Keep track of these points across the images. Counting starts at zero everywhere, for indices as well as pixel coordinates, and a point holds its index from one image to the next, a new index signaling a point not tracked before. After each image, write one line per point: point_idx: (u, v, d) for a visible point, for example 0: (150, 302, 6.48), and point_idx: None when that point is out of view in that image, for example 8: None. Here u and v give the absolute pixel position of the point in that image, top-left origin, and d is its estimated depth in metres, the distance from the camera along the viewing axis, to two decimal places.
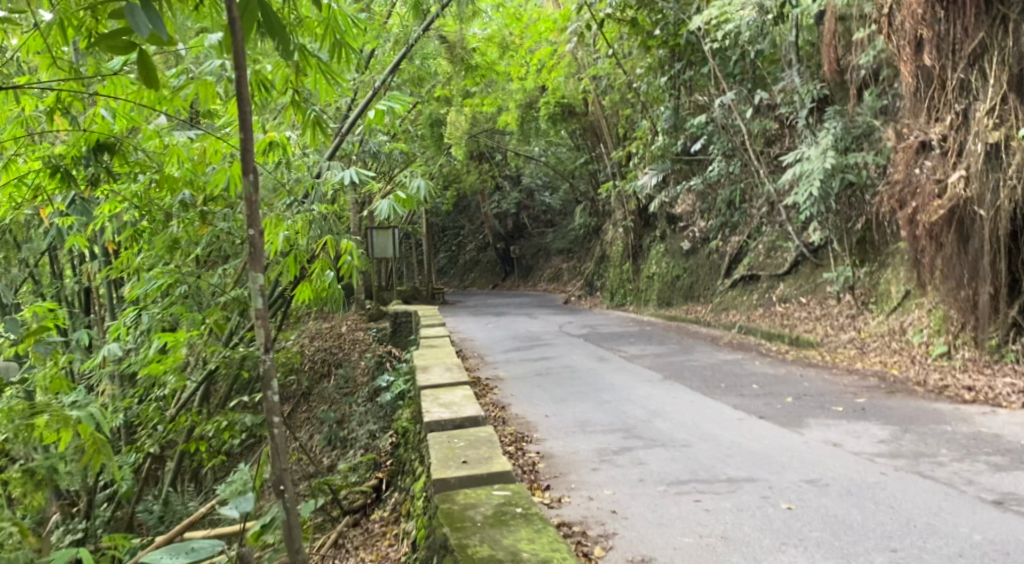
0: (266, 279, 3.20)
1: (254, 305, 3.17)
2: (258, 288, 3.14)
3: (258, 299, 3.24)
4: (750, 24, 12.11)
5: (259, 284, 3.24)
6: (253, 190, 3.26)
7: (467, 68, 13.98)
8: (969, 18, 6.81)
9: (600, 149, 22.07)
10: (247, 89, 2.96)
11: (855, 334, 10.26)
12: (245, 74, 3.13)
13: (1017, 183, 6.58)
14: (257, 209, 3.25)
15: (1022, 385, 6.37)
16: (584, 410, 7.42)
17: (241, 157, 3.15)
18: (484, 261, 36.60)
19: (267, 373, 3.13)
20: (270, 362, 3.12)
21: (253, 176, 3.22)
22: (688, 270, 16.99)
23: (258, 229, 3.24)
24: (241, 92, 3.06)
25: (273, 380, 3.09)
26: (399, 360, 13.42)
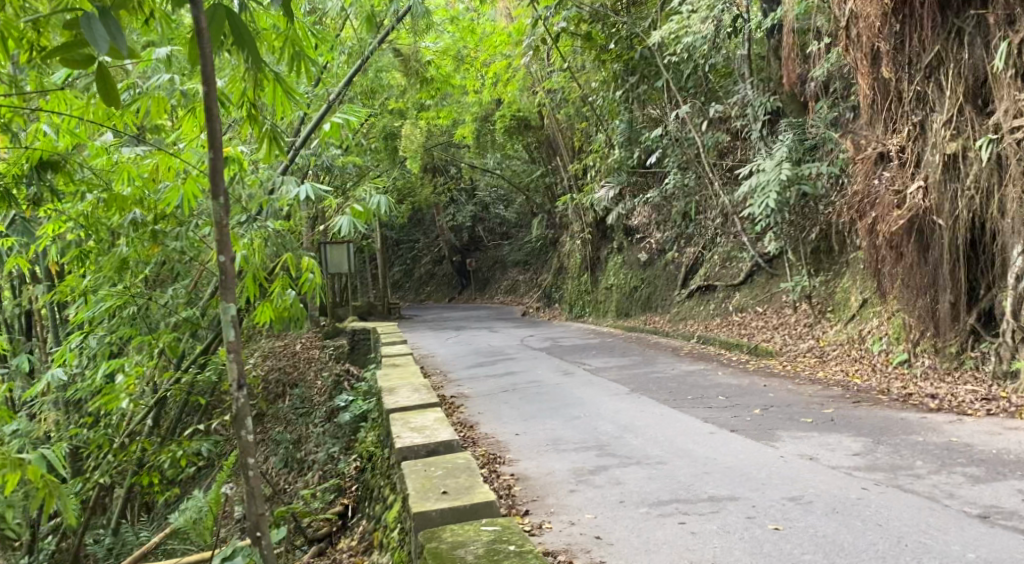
0: (238, 311, 3.25)
1: (226, 339, 3.21)
2: (232, 322, 3.20)
3: (229, 331, 3.27)
4: (705, 38, 12.32)
5: (231, 315, 3.28)
6: (222, 212, 3.25)
7: (423, 82, 13.83)
8: (925, 31, 6.96)
9: (556, 162, 22.11)
10: (216, 105, 3.03)
11: (814, 342, 10.39)
12: (213, 88, 3.10)
13: (975, 193, 6.68)
14: (226, 233, 3.22)
15: (984, 392, 6.48)
16: (554, 428, 7.30)
17: (209, 178, 3.18)
18: (440, 274, 36.30)
19: (240, 412, 3.28)
20: (242, 400, 3.26)
21: (223, 199, 3.22)
22: (646, 281, 17.10)
23: (229, 255, 3.21)
24: (210, 107, 3.10)
25: (246, 419, 3.26)
26: (357, 379, 13.09)
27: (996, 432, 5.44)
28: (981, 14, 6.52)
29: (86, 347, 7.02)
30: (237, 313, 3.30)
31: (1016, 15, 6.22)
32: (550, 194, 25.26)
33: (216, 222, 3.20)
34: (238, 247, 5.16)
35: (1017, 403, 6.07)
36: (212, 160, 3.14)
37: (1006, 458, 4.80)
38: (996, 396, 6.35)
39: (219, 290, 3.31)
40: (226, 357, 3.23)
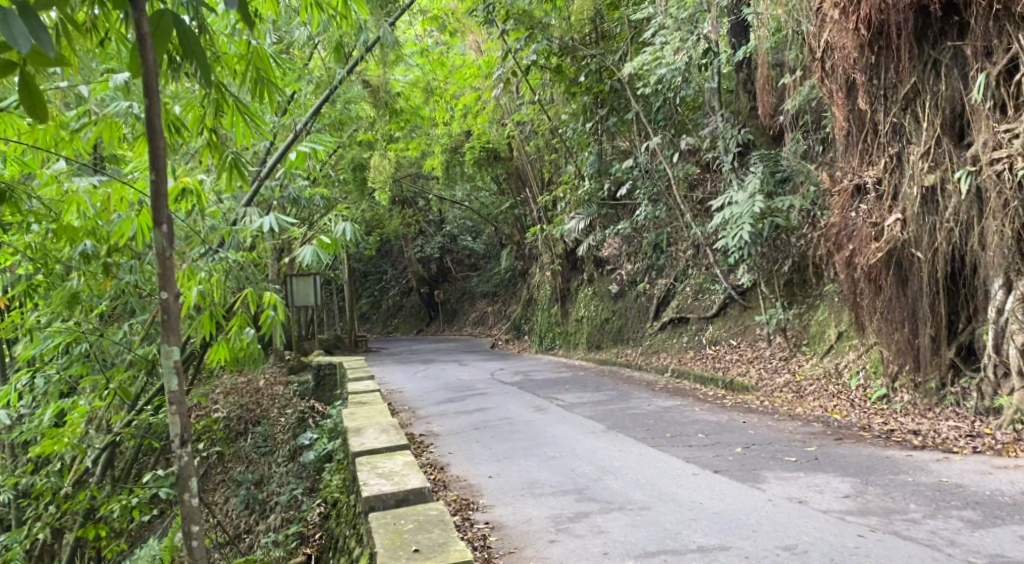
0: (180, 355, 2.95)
1: (166, 388, 2.99)
2: (174, 367, 2.95)
3: (172, 380, 3.03)
4: (676, 70, 12.34)
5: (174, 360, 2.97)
6: (166, 241, 2.92)
7: (391, 113, 13.70)
8: (901, 62, 6.93)
9: (526, 193, 21.98)
10: (158, 121, 2.74)
11: (790, 376, 10.25)
12: (157, 102, 2.80)
13: (954, 226, 6.62)
14: (169, 264, 2.95)
15: (967, 429, 6.35)
16: (530, 469, 6.98)
17: (152, 205, 2.87)
18: (408, 306, 35.78)
19: (183, 469, 3.07)
20: (186, 457, 3.08)
21: (166, 227, 2.93)
22: (618, 313, 16.76)
23: (171, 291, 2.93)
24: (153, 123, 2.82)
25: (190, 477, 3.07)
26: (322, 417, 12.61)
27: (987, 472, 5.27)
28: (958, 46, 6.50)
29: (34, 387, 6.59)
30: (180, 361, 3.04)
31: (993, 47, 6.20)
32: (519, 225, 25.09)
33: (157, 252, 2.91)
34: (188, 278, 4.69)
35: (1002, 439, 5.92)
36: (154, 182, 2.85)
37: (1002, 500, 4.61)
38: (980, 433, 6.21)
39: (160, 333, 2.99)
40: (169, 408, 3.02)
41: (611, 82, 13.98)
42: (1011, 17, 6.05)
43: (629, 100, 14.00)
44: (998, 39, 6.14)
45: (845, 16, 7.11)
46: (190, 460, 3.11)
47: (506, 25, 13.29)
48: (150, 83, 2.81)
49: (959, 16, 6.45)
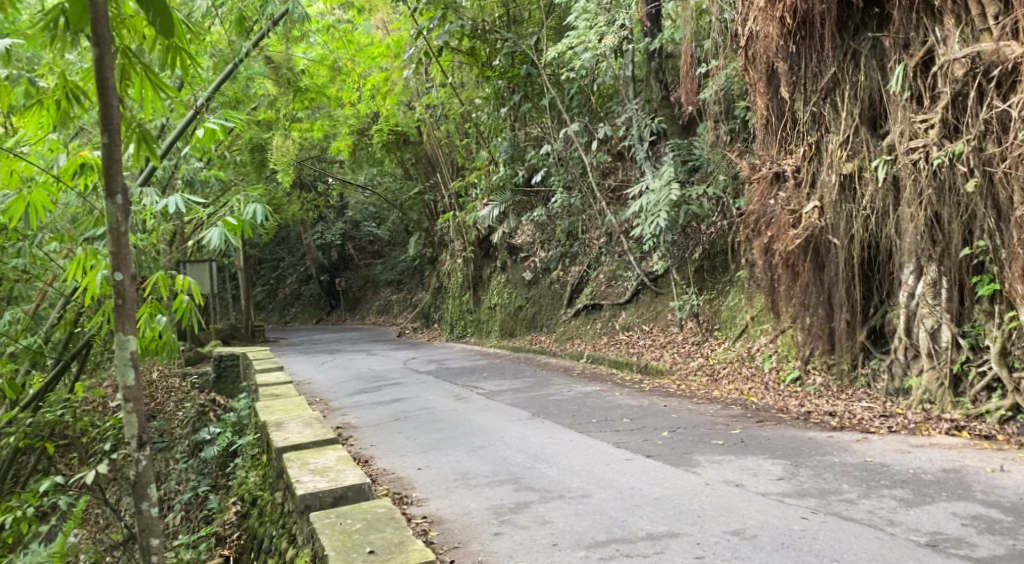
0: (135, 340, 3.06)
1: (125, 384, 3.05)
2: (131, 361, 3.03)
3: (128, 373, 3.12)
4: (596, 56, 12.28)
5: (130, 346, 3.08)
6: (117, 208, 3.03)
7: (297, 91, 13.08)
8: (823, 51, 7.25)
9: (436, 179, 21.57)
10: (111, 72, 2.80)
11: (704, 360, 10.54)
12: (105, 55, 2.88)
13: (870, 214, 7.01)
14: (123, 243, 3.04)
15: (879, 410, 6.71)
16: (460, 459, 6.81)
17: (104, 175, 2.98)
18: (308, 294, 34.52)
19: (142, 469, 3.18)
20: (145, 461, 3.20)
21: (119, 197, 3.02)
22: (531, 300, 16.72)
23: (127, 273, 3.04)
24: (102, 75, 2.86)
25: (147, 476, 3.18)
26: (225, 409, 11.93)
27: (905, 451, 5.56)
28: (877, 37, 6.85)
29: None
30: (136, 353, 3.13)
31: (911, 39, 6.54)
32: (428, 211, 24.66)
33: (111, 227, 3.00)
34: (88, 250, 4.09)
35: (913, 419, 6.29)
36: (105, 144, 2.91)
37: (926, 477, 4.86)
38: (892, 413, 6.59)
39: (115, 317, 3.07)
40: (126, 406, 3.09)
41: (526, 67, 13.79)
42: (927, 11, 6.39)
43: (544, 85, 13.93)
44: (917, 31, 6.48)
45: (772, 3, 7.29)
46: (147, 465, 3.22)
47: (419, 3, 12.87)
48: (101, 32, 2.90)
49: (880, 9, 6.82)
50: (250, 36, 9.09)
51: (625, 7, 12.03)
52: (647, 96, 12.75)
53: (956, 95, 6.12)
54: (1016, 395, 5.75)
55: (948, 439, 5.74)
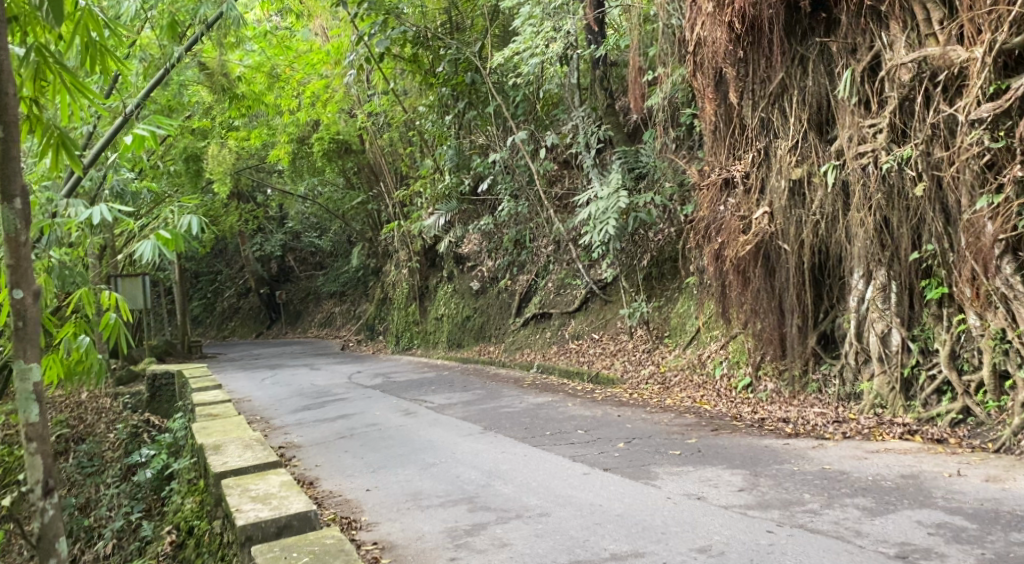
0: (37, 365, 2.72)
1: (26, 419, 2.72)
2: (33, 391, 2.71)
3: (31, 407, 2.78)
4: (542, 63, 12.18)
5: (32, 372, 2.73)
6: (15, 215, 2.70)
7: (233, 98, 12.65)
8: (772, 56, 7.27)
9: (379, 188, 21.15)
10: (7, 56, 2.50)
11: (655, 368, 10.47)
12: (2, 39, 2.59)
13: (819, 219, 7.06)
14: (22, 254, 2.70)
15: (832, 415, 6.72)
16: (410, 478, 6.50)
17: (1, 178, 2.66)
18: (246, 307, 33.47)
19: (47, 518, 2.84)
20: (52, 511, 2.85)
21: (18, 201, 2.69)
22: (478, 310, 16.45)
23: (28, 290, 2.70)
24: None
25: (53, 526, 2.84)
26: (159, 430, 11.33)
27: (862, 457, 5.54)
28: (824, 42, 6.90)
29: None
30: (39, 382, 2.81)
31: (858, 44, 6.60)
32: (371, 221, 24.18)
33: (10, 237, 2.66)
34: None
35: (866, 424, 6.34)
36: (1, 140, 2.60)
37: (886, 485, 4.83)
38: (845, 418, 6.63)
39: (15, 342, 2.72)
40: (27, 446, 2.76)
41: (471, 74, 13.60)
42: (874, 16, 6.44)
43: (489, 93, 13.75)
44: (863, 36, 6.54)
45: (721, 8, 7.30)
46: (55, 515, 2.88)
47: (359, 8, 12.53)
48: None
49: (827, 13, 6.84)
50: (183, 40, 8.84)
51: (571, 12, 11.86)
52: (592, 104, 12.57)
53: (903, 100, 6.17)
54: (966, 398, 5.83)
55: (903, 444, 5.76)
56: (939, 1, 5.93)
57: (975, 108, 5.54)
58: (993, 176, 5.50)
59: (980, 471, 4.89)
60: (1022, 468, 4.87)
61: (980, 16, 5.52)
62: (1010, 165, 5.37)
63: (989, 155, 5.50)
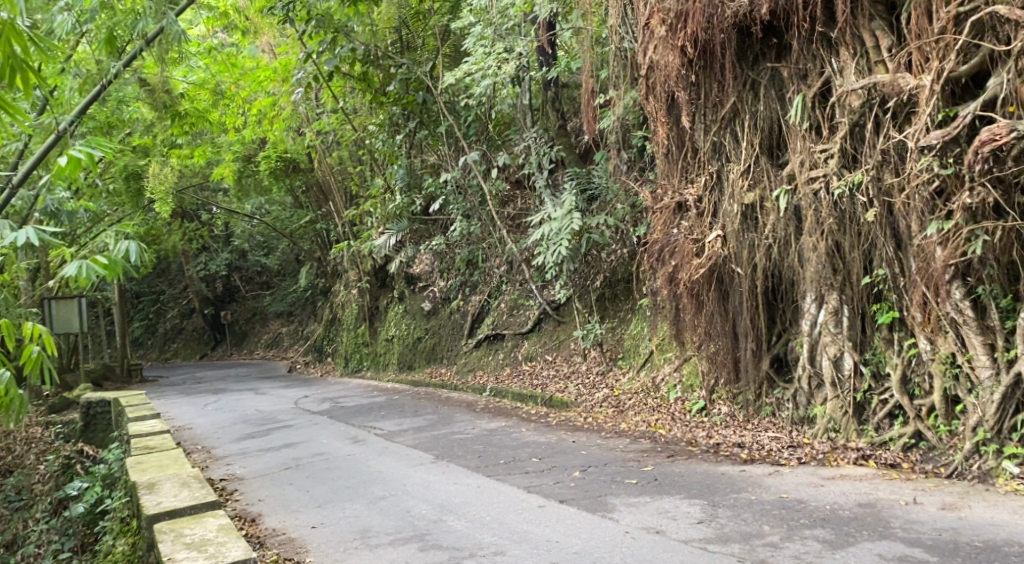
0: None
1: None
2: None
3: None
4: (494, 84, 12.04)
5: None
6: None
7: (175, 116, 12.32)
8: (724, 80, 7.31)
9: (329, 207, 20.73)
10: None
11: (609, 391, 10.35)
12: None
13: (772, 242, 7.10)
14: None
15: (787, 440, 6.72)
16: (357, 514, 6.19)
17: None
18: (190, 328, 32.43)
19: None
20: None
21: None
22: (430, 332, 16.17)
23: None
24: None
25: None
26: (93, 461, 10.73)
27: (818, 484, 5.52)
28: (775, 67, 6.96)
29: None
30: None
31: (808, 70, 6.68)
32: (320, 240, 23.69)
33: None
34: None
35: (821, 449, 6.37)
36: None
37: (844, 514, 4.79)
38: (799, 443, 6.65)
39: None
40: None
41: (421, 93, 13.41)
42: (824, 41, 6.51)
43: (440, 112, 13.66)
44: (813, 62, 6.62)
45: (673, 32, 7.34)
46: None
47: (306, 25, 12.29)
48: None
49: (778, 39, 6.89)
50: (121, 55, 8.53)
51: (523, 32, 11.75)
52: (544, 124, 12.64)
53: (853, 126, 6.23)
54: (917, 422, 5.92)
55: (858, 470, 5.79)
56: (888, 29, 6.02)
57: (924, 135, 5.58)
58: (942, 202, 5.58)
59: (935, 499, 4.91)
60: (976, 495, 4.91)
61: (928, 44, 5.59)
62: (958, 192, 5.45)
63: (938, 182, 5.57)
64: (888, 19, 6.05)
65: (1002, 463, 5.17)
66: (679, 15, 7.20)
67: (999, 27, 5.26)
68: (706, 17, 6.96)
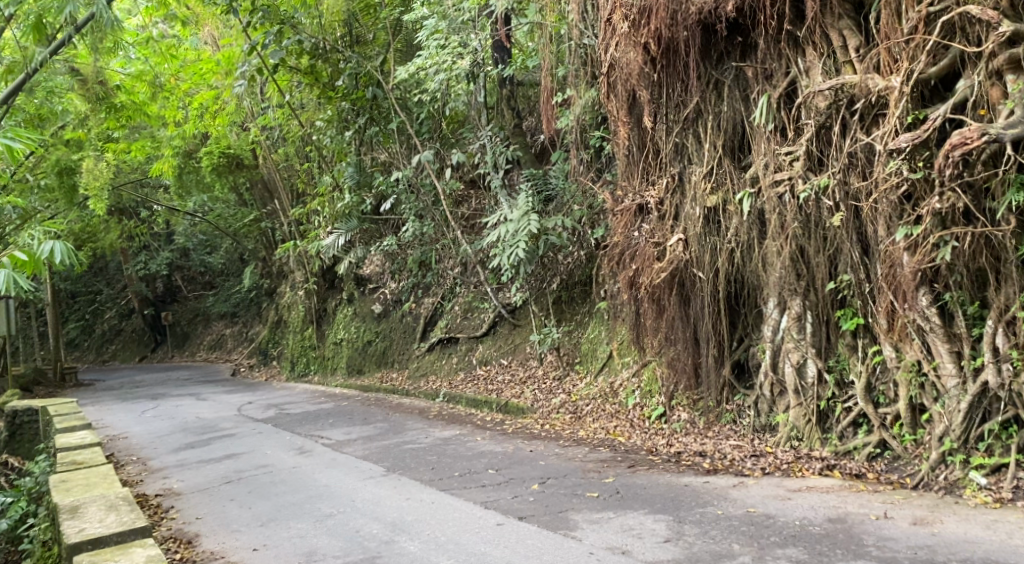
0: None
1: None
2: None
3: None
4: (448, 79, 11.64)
5: None
6: None
7: (111, 108, 11.57)
8: (687, 80, 7.14)
9: (274, 205, 20.03)
10: None
11: (566, 397, 10.09)
12: None
13: (735, 246, 6.96)
14: None
15: (750, 449, 6.59)
16: (303, 533, 5.76)
17: None
18: (129, 330, 31.08)
19: None
20: None
21: None
22: (380, 335, 15.69)
23: None
24: None
25: None
26: (18, 473, 9.95)
27: (784, 497, 5.38)
28: (740, 66, 6.82)
29: None
30: None
31: (773, 70, 6.54)
32: (266, 239, 22.90)
33: None
34: None
35: (785, 458, 6.25)
36: None
37: (815, 531, 4.66)
38: (762, 452, 6.52)
39: None
40: None
41: (371, 89, 12.97)
42: (791, 41, 6.38)
43: (391, 109, 13.20)
44: (778, 62, 6.49)
45: (636, 28, 7.10)
46: None
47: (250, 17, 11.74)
48: None
49: (744, 38, 6.75)
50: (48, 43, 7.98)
51: (479, 27, 11.32)
52: (500, 123, 12.30)
53: (819, 128, 6.10)
54: (882, 430, 5.85)
55: (823, 480, 5.69)
56: (856, 29, 5.92)
57: (893, 138, 5.49)
58: (911, 207, 5.51)
59: (906, 513, 4.83)
60: (946, 508, 4.83)
61: (897, 45, 5.51)
62: (928, 197, 5.37)
63: (907, 187, 5.48)
64: (856, 19, 5.95)
65: (969, 474, 5.12)
66: (643, 11, 6.97)
67: (969, 28, 5.20)
68: (670, 13, 6.77)
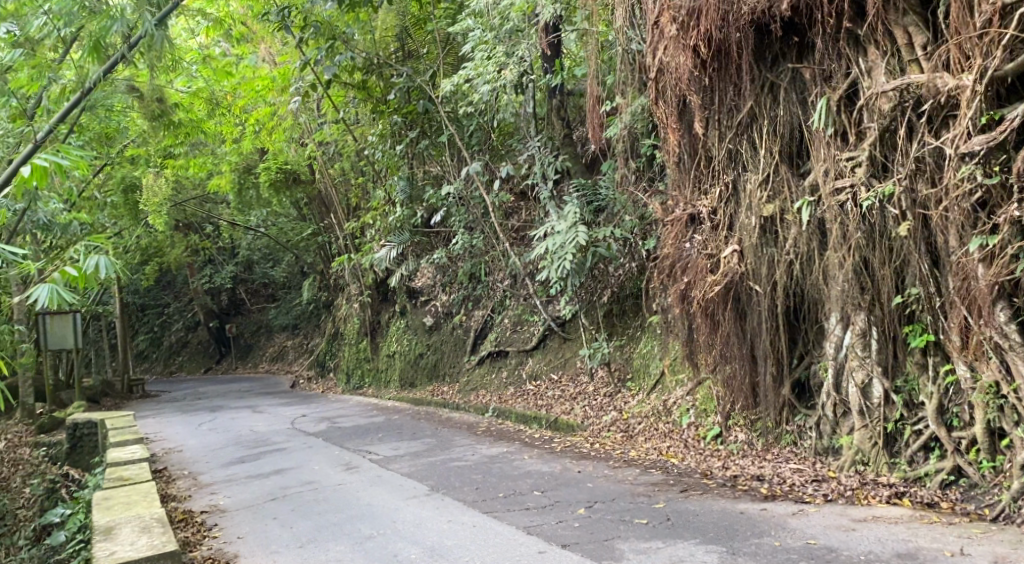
0: None
1: None
2: None
3: None
4: (496, 89, 11.48)
5: None
6: None
7: (167, 124, 11.70)
8: (740, 84, 6.83)
9: (330, 219, 20.30)
10: None
11: (617, 415, 9.76)
12: None
13: (794, 258, 6.60)
14: None
15: (811, 474, 6.20)
16: (340, 556, 5.63)
17: None
18: (195, 342, 31.99)
19: None
20: None
21: None
22: (432, 348, 15.63)
23: None
24: None
25: None
26: (78, 486, 10.18)
27: (848, 528, 4.99)
28: (796, 68, 6.48)
29: None
30: None
31: (833, 70, 6.19)
32: (323, 253, 23.19)
33: None
34: None
35: (849, 484, 5.83)
36: None
37: None
38: (824, 477, 6.12)
39: None
40: None
41: (422, 102, 13.03)
42: (851, 39, 6.02)
43: (442, 122, 13.16)
44: (838, 62, 6.13)
45: (685, 30, 6.83)
46: None
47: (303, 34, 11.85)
48: None
49: (800, 37, 6.42)
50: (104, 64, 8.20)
51: (527, 36, 11.14)
52: (549, 133, 12.04)
53: (883, 132, 5.74)
54: (957, 456, 5.40)
55: (891, 510, 5.26)
56: (922, 25, 5.53)
57: (965, 141, 5.10)
58: (986, 216, 5.09)
59: (986, 549, 4.39)
60: None
61: (969, 41, 5.09)
62: (1005, 204, 4.95)
63: (982, 193, 5.07)
64: (923, 14, 5.55)
65: None
66: (692, 13, 6.68)
67: None
68: (721, 14, 6.47)
